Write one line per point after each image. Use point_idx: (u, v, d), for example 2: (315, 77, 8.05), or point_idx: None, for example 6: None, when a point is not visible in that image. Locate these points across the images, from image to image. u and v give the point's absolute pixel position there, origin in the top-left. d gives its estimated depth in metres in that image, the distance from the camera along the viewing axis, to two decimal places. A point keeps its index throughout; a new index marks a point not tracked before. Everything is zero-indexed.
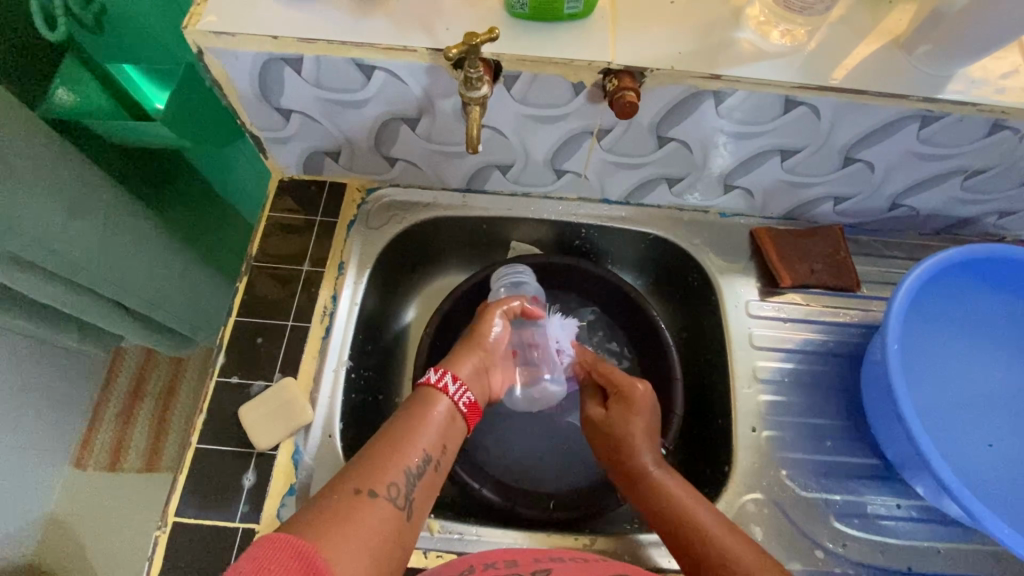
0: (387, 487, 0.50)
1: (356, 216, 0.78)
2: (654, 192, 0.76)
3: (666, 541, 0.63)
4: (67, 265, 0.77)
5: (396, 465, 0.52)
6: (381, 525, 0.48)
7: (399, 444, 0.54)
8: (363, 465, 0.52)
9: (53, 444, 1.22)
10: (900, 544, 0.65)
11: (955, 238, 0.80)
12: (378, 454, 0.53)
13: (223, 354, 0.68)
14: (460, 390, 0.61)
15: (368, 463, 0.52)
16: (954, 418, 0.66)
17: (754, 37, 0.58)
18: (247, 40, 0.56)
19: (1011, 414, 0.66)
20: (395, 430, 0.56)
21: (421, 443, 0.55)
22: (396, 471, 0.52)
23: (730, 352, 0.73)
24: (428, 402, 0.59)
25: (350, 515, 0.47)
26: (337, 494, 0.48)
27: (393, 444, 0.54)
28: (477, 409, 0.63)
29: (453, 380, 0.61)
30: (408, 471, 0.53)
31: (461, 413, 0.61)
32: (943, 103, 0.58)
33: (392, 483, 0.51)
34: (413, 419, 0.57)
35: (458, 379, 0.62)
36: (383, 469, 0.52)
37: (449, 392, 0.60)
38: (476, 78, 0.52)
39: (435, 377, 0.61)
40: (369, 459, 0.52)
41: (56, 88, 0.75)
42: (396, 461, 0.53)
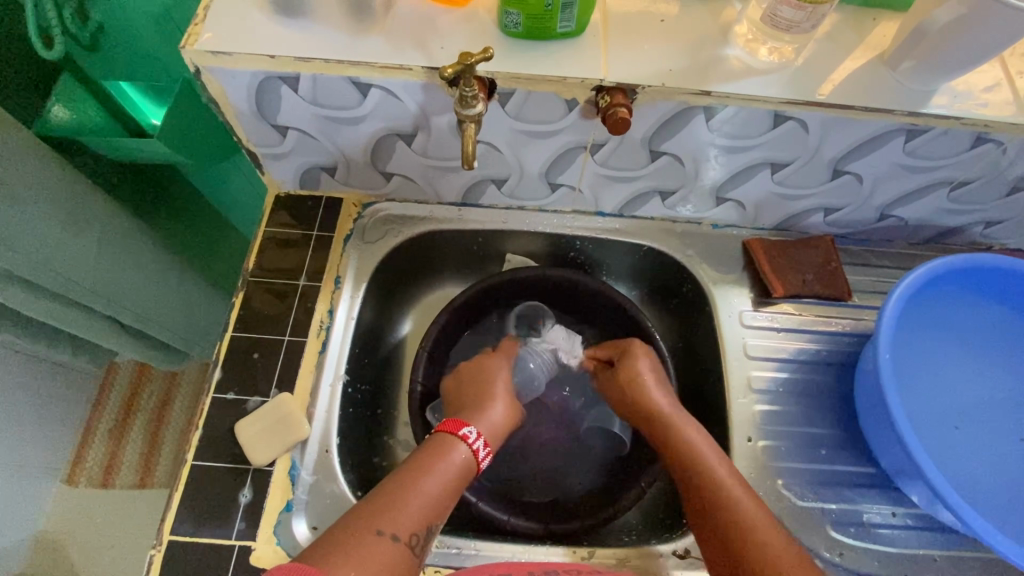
0: (409, 533, 0.50)
1: (353, 230, 0.78)
2: (647, 204, 0.77)
3: (665, 552, 0.63)
4: (62, 281, 0.76)
5: (422, 512, 0.52)
6: (396, 566, 0.48)
7: (427, 489, 0.54)
8: (379, 504, 0.51)
9: (45, 461, 1.20)
10: (897, 552, 0.65)
11: (944, 247, 0.81)
12: (391, 493, 0.53)
13: (219, 370, 0.68)
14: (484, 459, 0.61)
15: (395, 503, 0.51)
16: (952, 429, 0.66)
17: (742, 54, 0.60)
18: (244, 59, 0.57)
19: (1008, 423, 0.67)
20: (423, 469, 0.56)
21: (445, 496, 0.55)
22: (413, 515, 0.52)
23: (725, 362, 0.74)
24: (452, 450, 0.59)
25: (368, 553, 0.47)
26: (358, 531, 0.48)
27: (420, 490, 0.54)
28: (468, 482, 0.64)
29: (483, 446, 0.62)
30: (431, 523, 0.53)
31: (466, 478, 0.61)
32: (928, 117, 0.59)
33: (416, 533, 0.51)
34: (440, 466, 0.57)
35: (488, 445, 0.62)
36: (403, 508, 0.51)
37: (467, 439, 0.60)
38: (471, 96, 0.53)
39: (469, 436, 0.61)
40: (388, 496, 0.52)
41: (52, 104, 0.75)
42: (411, 501, 0.52)
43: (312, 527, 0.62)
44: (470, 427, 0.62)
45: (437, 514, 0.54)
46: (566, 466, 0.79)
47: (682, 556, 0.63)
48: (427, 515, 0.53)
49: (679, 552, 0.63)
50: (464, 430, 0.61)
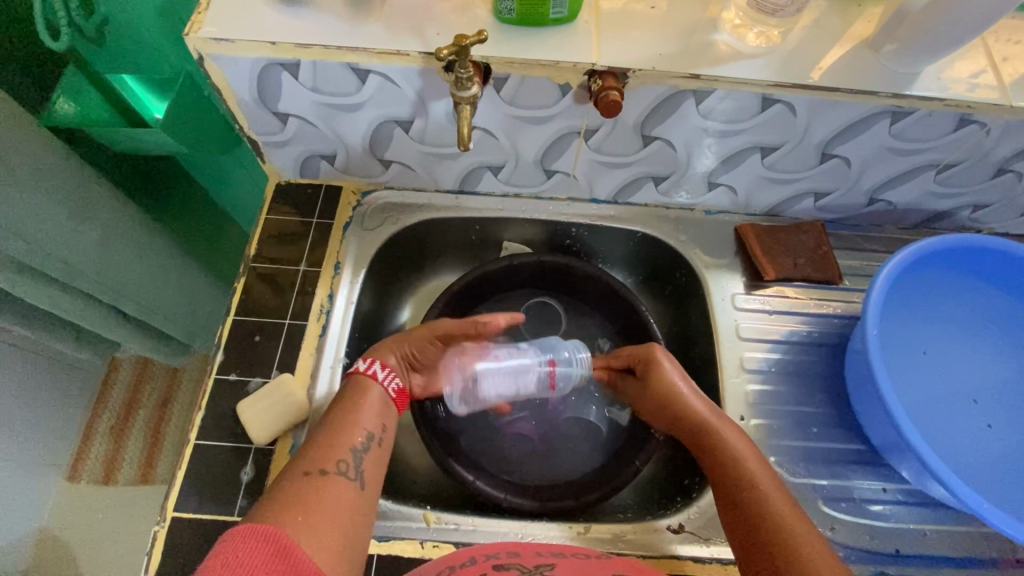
0: (337, 463, 0.54)
1: (352, 218, 0.80)
2: (641, 190, 0.79)
3: (659, 527, 0.65)
4: (66, 270, 0.78)
5: (341, 444, 0.56)
6: (340, 498, 0.52)
7: (339, 426, 0.58)
8: (312, 452, 0.55)
9: (48, 456, 1.21)
10: (888, 527, 0.66)
11: (932, 231, 0.83)
12: (322, 439, 0.57)
13: (222, 352, 0.69)
14: (389, 377, 0.65)
15: (314, 449, 0.55)
16: (924, 400, 0.68)
17: (730, 38, 0.61)
18: (246, 46, 0.59)
19: (970, 388, 0.69)
20: (334, 414, 0.60)
21: (359, 419, 0.59)
22: (341, 448, 0.56)
23: (718, 344, 0.75)
24: (363, 388, 0.63)
25: (308, 495, 0.51)
26: (287, 484, 0.52)
27: (334, 431, 0.57)
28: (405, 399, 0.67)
29: (381, 369, 0.65)
30: (354, 448, 0.57)
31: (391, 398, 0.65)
32: (912, 100, 0.61)
33: (342, 460, 0.55)
34: (347, 403, 0.61)
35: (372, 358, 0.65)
36: (331, 448, 0.55)
37: (370, 373, 0.64)
38: (466, 78, 0.55)
39: (364, 365, 0.64)
40: (318, 444, 0.56)
41: (58, 98, 0.78)
42: (339, 441, 0.56)
43: None
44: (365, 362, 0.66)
45: (357, 437, 0.57)
46: (563, 449, 0.80)
47: (676, 531, 0.65)
48: (355, 443, 0.57)
49: (673, 527, 0.65)
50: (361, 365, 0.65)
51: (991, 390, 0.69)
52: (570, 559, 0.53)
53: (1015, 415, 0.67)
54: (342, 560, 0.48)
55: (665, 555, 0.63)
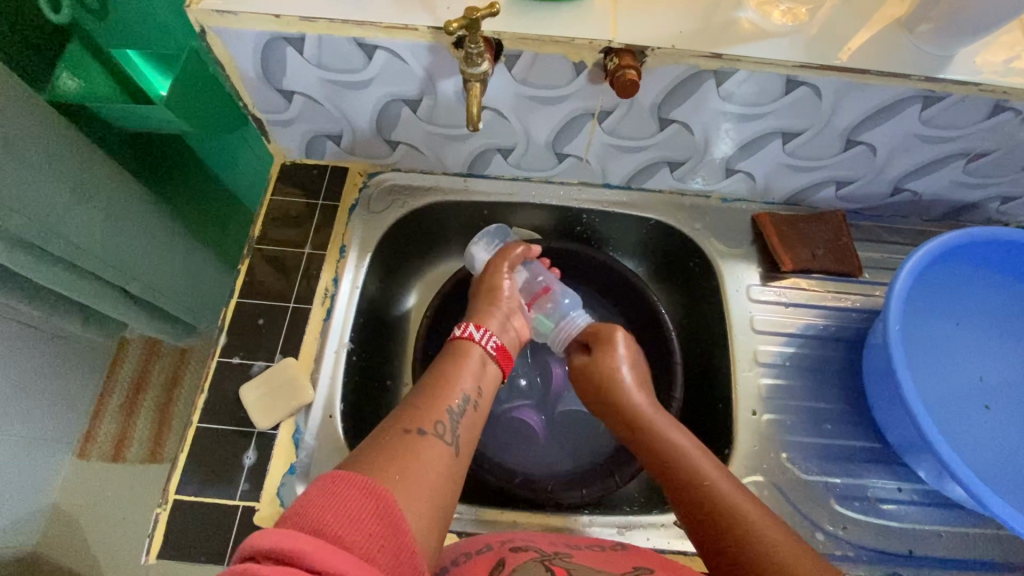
0: (433, 424, 0.51)
1: (358, 200, 0.78)
2: (656, 176, 0.76)
3: (665, 523, 0.64)
4: (72, 249, 0.77)
5: (438, 405, 0.53)
6: (437, 459, 0.48)
7: (438, 389, 0.55)
8: (407, 410, 0.52)
9: (58, 434, 1.22)
10: (902, 527, 0.64)
11: (958, 224, 0.80)
12: (418, 399, 0.54)
13: (225, 335, 0.69)
14: (486, 337, 0.62)
15: (410, 409, 0.52)
16: (934, 385, 0.66)
17: (755, 16, 0.58)
18: (249, 19, 0.56)
19: (976, 364, 0.67)
20: (431, 380, 0.57)
21: (459, 383, 0.56)
22: (437, 409, 0.52)
23: (731, 336, 0.73)
24: (462, 351, 0.60)
25: (406, 451, 0.47)
26: (386, 440, 0.48)
27: (429, 394, 0.54)
28: (509, 356, 0.64)
29: (477, 330, 0.63)
30: (451, 410, 0.53)
31: (492, 357, 0.62)
32: (945, 84, 0.58)
33: (439, 422, 0.51)
34: (445, 367, 0.58)
35: (464, 322, 0.64)
36: (427, 408, 0.52)
37: (477, 338, 0.62)
38: (477, 54, 0.52)
39: (459, 331, 0.62)
40: (414, 403, 0.53)
41: (60, 72, 0.76)
42: (438, 402, 0.53)
43: None
44: (458, 326, 0.64)
45: (455, 399, 0.54)
46: (569, 439, 0.79)
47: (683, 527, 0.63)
48: (451, 404, 0.54)
49: (680, 522, 0.64)
50: (458, 329, 0.63)
51: (998, 367, 0.67)
52: (589, 550, 0.52)
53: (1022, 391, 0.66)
54: (433, 527, 0.43)
55: (671, 551, 0.62)
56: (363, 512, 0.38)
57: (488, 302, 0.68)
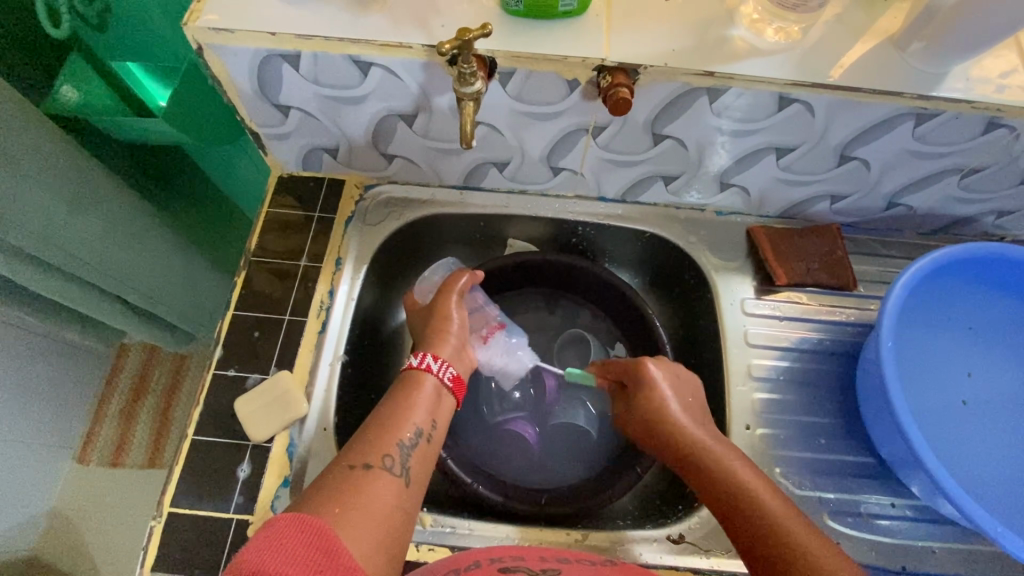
0: (380, 458, 0.52)
1: (354, 213, 0.79)
2: (651, 190, 0.77)
3: (658, 537, 0.64)
4: (69, 259, 0.78)
5: (387, 438, 0.54)
6: (383, 493, 0.49)
7: (386, 423, 0.55)
8: (356, 446, 0.53)
9: (56, 440, 1.23)
10: (895, 543, 0.64)
11: (953, 237, 0.80)
12: (369, 433, 0.54)
13: (221, 347, 0.69)
14: (443, 367, 0.62)
15: (357, 443, 0.53)
16: (928, 397, 0.66)
17: (747, 34, 0.59)
18: (245, 37, 0.57)
19: (964, 361, 0.68)
20: (384, 412, 0.57)
21: (410, 416, 0.57)
22: (385, 443, 0.53)
23: (725, 350, 0.73)
24: (411, 381, 0.61)
25: (347, 487, 0.48)
26: (327, 478, 0.49)
27: (378, 427, 0.55)
28: (463, 385, 0.64)
29: (433, 359, 0.63)
30: (401, 443, 0.54)
31: (447, 388, 0.62)
32: (938, 101, 0.58)
33: (387, 455, 0.52)
34: (398, 400, 0.58)
35: (419, 352, 0.63)
36: (376, 442, 0.53)
37: (433, 370, 0.62)
38: (470, 74, 0.53)
39: (415, 361, 0.62)
40: (365, 438, 0.54)
41: (61, 85, 0.75)
42: (388, 436, 0.54)
43: None
44: (412, 355, 0.64)
45: (405, 432, 0.55)
46: (564, 451, 0.79)
47: (676, 541, 0.64)
48: (400, 438, 0.54)
49: (672, 537, 0.64)
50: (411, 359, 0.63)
51: (984, 362, 0.68)
52: (577, 564, 0.52)
53: (1009, 383, 0.67)
54: (377, 557, 0.44)
55: (663, 566, 0.62)
56: (301, 544, 0.39)
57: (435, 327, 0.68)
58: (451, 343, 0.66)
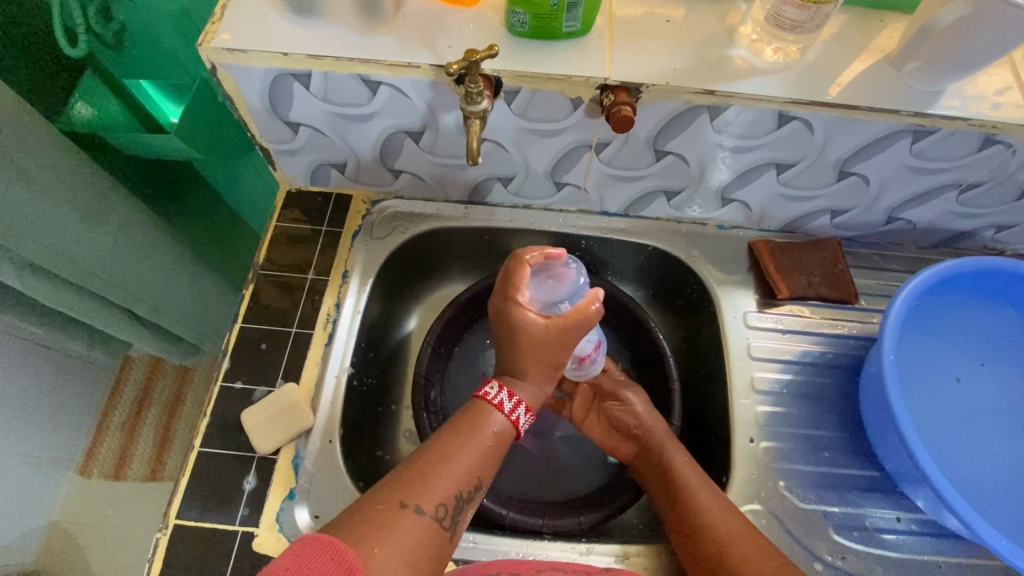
0: (434, 505, 0.49)
1: (361, 227, 0.80)
2: (653, 204, 0.78)
3: (662, 551, 0.64)
4: (81, 272, 0.79)
5: (444, 482, 0.51)
6: (425, 542, 0.47)
7: (446, 460, 0.53)
8: (410, 477, 0.51)
9: (60, 452, 1.23)
10: (900, 557, 0.64)
11: (953, 251, 0.81)
12: (427, 467, 0.52)
13: (228, 359, 0.70)
14: (528, 419, 0.60)
15: (418, 477, 0.51)
16: (940, 409, 0.66)
17: (747, 53, 0.60)
18: (258, 56, 0.59)
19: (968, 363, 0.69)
20: (443, 446, 0.54)
21: (469, 464, 0.54)
22: (444, 487, 0.51)
23: (729, 363, 0.74)
24: (481, 417, 0.57)
25: (391, 527, 0.46)
26: (377, 508, 0.48)
27: (437, 463, 0.53)
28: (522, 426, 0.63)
29: (525, 412, 0.60)
30: (457, 494, 0.52)
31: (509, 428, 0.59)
32: (935, 118, 0.59)
33: (440, 504, 0.50)
34: (464, 436, 0.55)
35: (514, 396, 0.59)
36: (433, 484, 0.51)
37: (517, 422, 0.59)
38: (476, 93, 0.54)
39: (509, 406, 0.58)
40: (423, 471, 0.52)
41: (76, 101, 0.78)
42: (444, 478, 0.52)
43: (312, 515, 0.63)
44: (500, 390, 0.59)
45: (462, 482, 0.52)
46: (567, 463, 0.80)
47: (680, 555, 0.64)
48: (456, 486, 0.52)
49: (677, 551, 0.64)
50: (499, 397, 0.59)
51: (988, 366, 0.69)
52: None
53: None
54: None
55: None
56: (327, 568, 0.40)
57: (538, 356, 0.61)
58: (544, 388, 0.62)
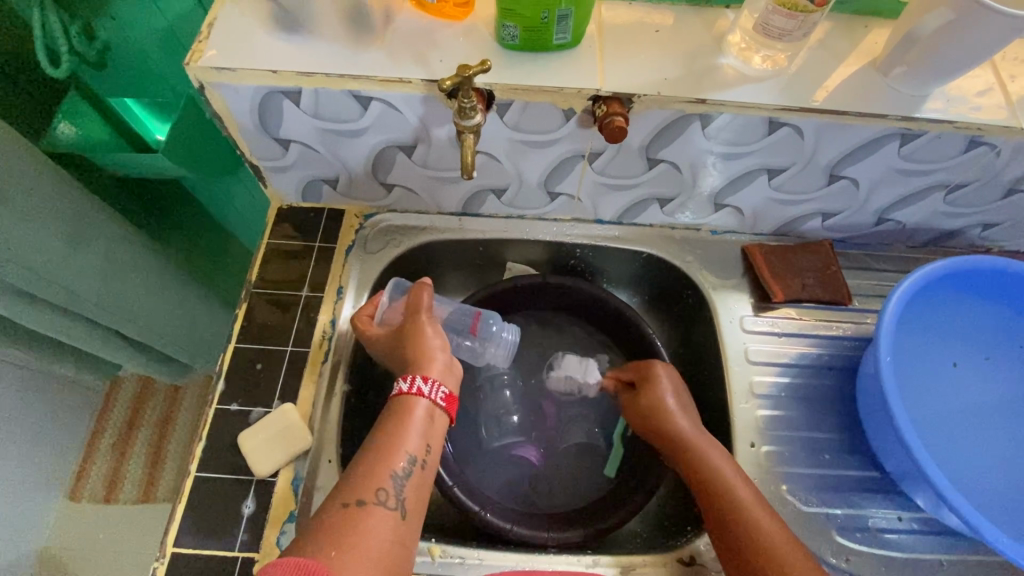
0: (374, 492, 0.50)
1: (354, 241, 0.79)
2: (646, 212, 0.78)
3: (668, 560, 0.64)
4: (67, 295, 0.78)
5: (379, 469, 0.52)
6: (379, 526, 0.49)
7: (378, 449, 0.53)
8: (349, 477, 0.52)
9: (48, 478, 1.20)
10: (904, 557, 0.65)
11: (942, 250, 0.82)
12: (361, 461, 0.53)
13: (222, 381, 0.68)
14: (434, 386, 0.58)
15: (353, 474, 0.52)
16: (937, 407, 0.67)
17: (736, 62, 0.61)
18: (247, 75, 0.58)
19: (961, 359, 0.70)
20: (374, 438, 0.55)
21: (402, 444, 0.54)
22: (380, 474, 0.51)
23: (727, 368, 0.74)
24: (403, 408, 0.57)
25: (343, 529, 0.48)
26: (324, 514, 0.49)
27: (370, 456, 0.53)
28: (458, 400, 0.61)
29: (425, 380, 0.58)
30: (395, 476, 0.52)
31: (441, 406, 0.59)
32: (922, 122, 0.60)
33: (381, 488, 0.51)
34: (388, 424, 0.55)
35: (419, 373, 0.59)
36: (369, 475, 0.51)
37: (426, 392, 0.57)
38: (470, 108, 0.54)
39: (405, 385, 0.58)
40: (359, 467, 0.52)
41: (58, 122, 0.76)
42: (380, 466, 0.52)
43: None
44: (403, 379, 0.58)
45: (398, 462, 0.53)
46: (569, 473, 0.79)
47: (687, 564, 0.63)
48: (393, 468, 0.52)
49: (684, 559, 0.64)
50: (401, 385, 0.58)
51: (981, 361, 0.70)
52: None
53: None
54: None
55: None
56: None
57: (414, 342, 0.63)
58: (446, 361, 0.61)
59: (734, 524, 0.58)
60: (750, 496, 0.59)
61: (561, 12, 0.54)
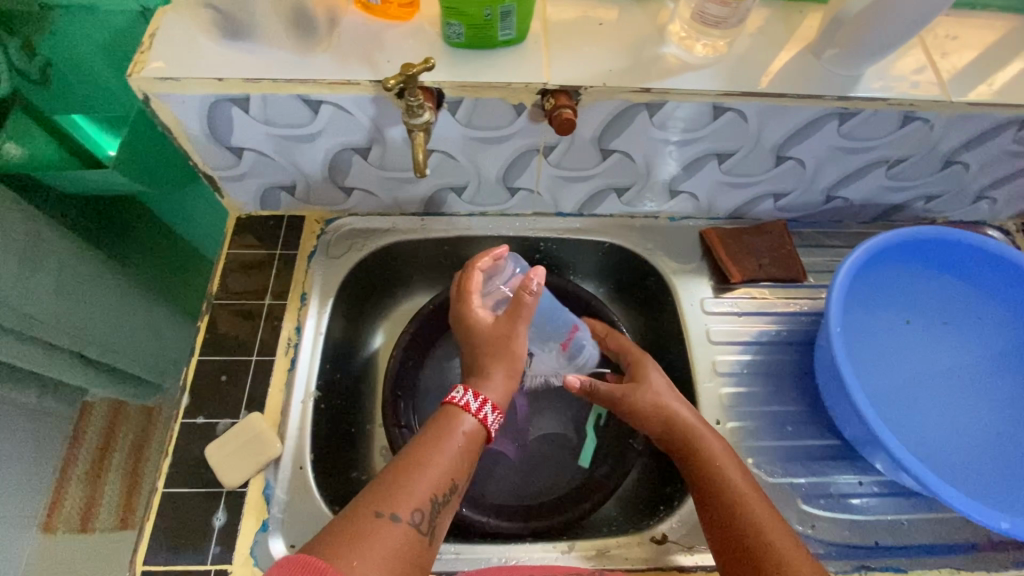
0: (410, 511, 0.50)
1: (316, 247, 0.79)
2: (605, 202, 0.79)
3: (641, 539, 0.65)
4: (21, 320, 0.75)
5: (416, 487, 0.51)
6: (400, 544, 0.48)
7: (417, 465, 0.53)
8: (382, 487, 0.51)
9: (18, 511, 1.16)
10: (867, 519, 0.67)
11: (890, 224, 0.85)
12: (395, 474, 0.52)
13: (187, 395, 0.68)
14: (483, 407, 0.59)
15: (387, 485, 0.51)
16: (888, 374, 0.70)
17: (678, 51, 0.62)
18: (192, 84, 0.58)
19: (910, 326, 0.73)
20: (412, 452, 0.54)
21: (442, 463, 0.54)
22: (418, 493, 0.51)
23: (691, 350, 0.76)
24: (450, 422, 0.57)
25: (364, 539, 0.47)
26: (353, 518, 0.48)
27: (407, 471, 0.53)
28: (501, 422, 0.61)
29: (492, 411, 0.59)
30: (434, 499, 0.52)
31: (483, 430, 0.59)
32: (857, 101, 0.63)
33: (416, 508, 0.50)
34: (431, 438, 0.56)
35: (481, 396, 0.59)
36: (405, 490, 0.51)
37: (472, 409, 0.58)
38: (417, 106, 0.55)
39: (459, 395, 0.59)
40: (391, 480, 0.52)
41: (4, 141, 0.72)
42: (417, 483, 0.52)
43: (289, 545, 0.62)
44: (461, 392, 0.60)
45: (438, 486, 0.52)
46: (545, 464, 0.80)
47: (659, 542, 0.65)
48: (432, 491, 0.52)
49: (655, 538, 0.65)
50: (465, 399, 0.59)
51: (928, 328, 0.73)
52: None
53: (990, 338, 0.72)
54: None
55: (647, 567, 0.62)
56: None
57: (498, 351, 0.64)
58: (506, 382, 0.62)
59: (720, 506, 0.58)
60: (742, 481, 0.60)
61: (503, 9, 0.55)
